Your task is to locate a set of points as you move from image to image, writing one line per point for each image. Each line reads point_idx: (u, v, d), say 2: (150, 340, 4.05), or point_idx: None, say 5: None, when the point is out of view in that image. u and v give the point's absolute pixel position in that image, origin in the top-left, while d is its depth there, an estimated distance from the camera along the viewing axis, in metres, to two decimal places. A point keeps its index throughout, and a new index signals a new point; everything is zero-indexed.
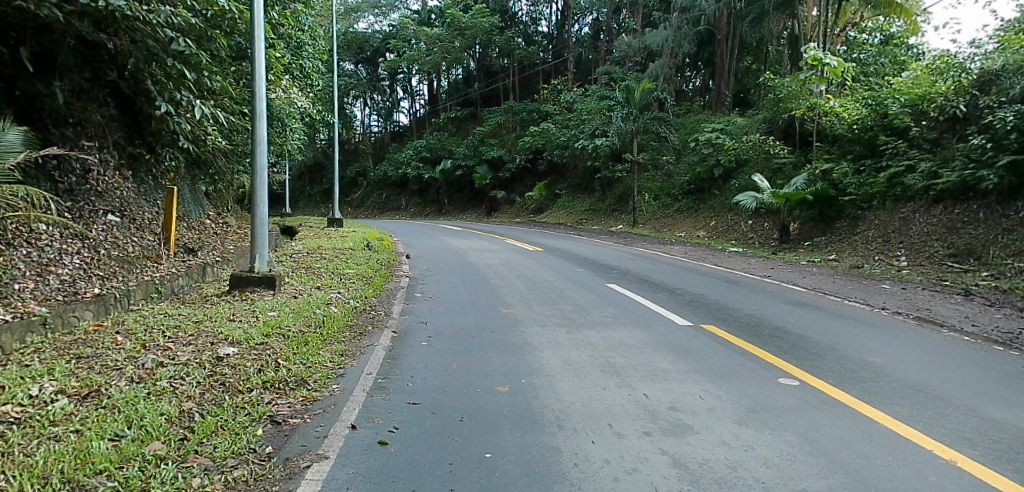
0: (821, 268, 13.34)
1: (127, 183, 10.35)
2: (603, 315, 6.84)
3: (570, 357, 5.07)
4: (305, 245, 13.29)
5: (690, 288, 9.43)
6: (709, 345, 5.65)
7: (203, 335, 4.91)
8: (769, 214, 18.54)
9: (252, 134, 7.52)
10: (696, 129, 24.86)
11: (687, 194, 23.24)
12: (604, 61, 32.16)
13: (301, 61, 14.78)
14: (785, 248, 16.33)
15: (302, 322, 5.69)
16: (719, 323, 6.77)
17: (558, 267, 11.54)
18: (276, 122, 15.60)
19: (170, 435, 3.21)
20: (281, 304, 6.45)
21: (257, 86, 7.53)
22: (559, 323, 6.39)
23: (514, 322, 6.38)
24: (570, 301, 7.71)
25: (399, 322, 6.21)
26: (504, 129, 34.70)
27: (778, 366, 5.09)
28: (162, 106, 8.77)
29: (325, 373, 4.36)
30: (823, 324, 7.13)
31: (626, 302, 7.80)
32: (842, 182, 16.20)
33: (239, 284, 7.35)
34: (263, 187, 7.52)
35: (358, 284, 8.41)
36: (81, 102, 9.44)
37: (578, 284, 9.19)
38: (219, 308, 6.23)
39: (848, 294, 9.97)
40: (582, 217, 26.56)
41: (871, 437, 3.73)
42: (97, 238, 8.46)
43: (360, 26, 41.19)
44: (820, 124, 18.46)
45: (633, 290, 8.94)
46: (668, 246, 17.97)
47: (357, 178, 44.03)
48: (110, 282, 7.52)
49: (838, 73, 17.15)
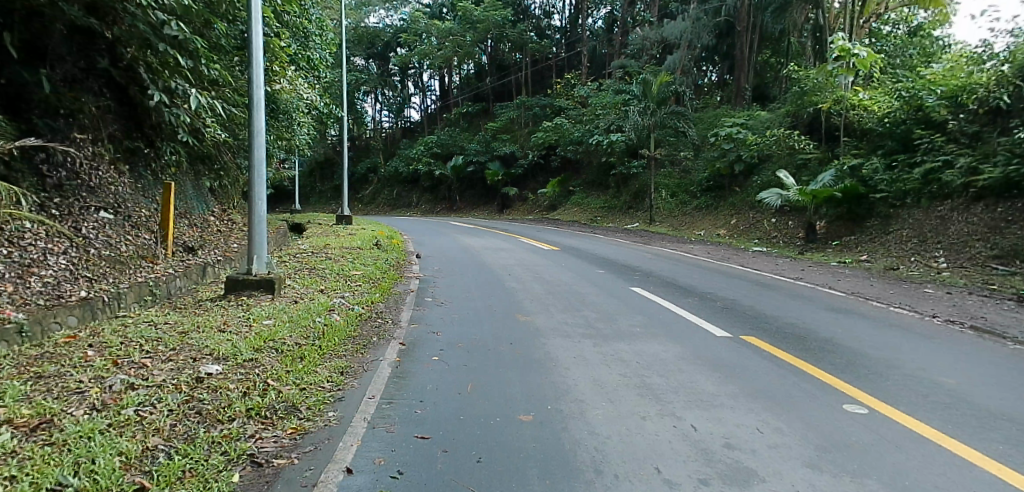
0: (854, 270, 12.60)
1: (122, 178, 9.85)
2: (632, 325, 6.20)
3: (601, 376, 4.45)
4: (312, 243, 12.74)
5: (719, 292, 8.77)
6: (755, 361, 5.00)
7: (186, 348, 4.33)
8: (794, 213, 17.78)
9: (250, 125, 6.94)
10: (715, 124, 24.06)
11: (706, 191, 22.48)
12: (619, 54, 31.48)
13: (308, 51, 14.22)
14: (813, 248, 15.58)
15: (298, 333, 5.08)
16: (761, 334, 6.12)
17: (576, 268, 10.89)
18: (283, 116, 15.00)
19: (123, 484, 2.62)
20: (277, 312, 5.87)
21: (255, 72, 6.96)
22: (584, 335, 5.75)
23: (535, 332, 5.76)
24: (593, 307, 7.07)
25: (407, 332, 5.60)
26: (516, 124, 34.13)
27: (843, 390, 4.42)
28: (156, 95, 8.19)
29: (321, 397, 3.76)
30: (874, 335, 6.43)
31: (655, 308, 7.16)
32: (873, 179, 15.40)
33: (234, 287, 6.79)
34: (262, 182, 6.94)
35: (364, 287, 7.84)
36: (74, 92, 8.93)
37: (600, 287, 8.55)
38: (209, 316, 5.67)
39: (892, 299, 9.22)
40: (597, 214, 25.84)
41: (976, 486, 3.07)
42: (88, 236, 7.94)
43: (372, 20, 40.66)
44: (847, 118, 17.68)
45: (660, 294, 8.29)
46: (689, 245, 17.28)
47: (368, 175, 43.57)
48: (97, 285, 6.98)
49: (867, 63, 16.58)
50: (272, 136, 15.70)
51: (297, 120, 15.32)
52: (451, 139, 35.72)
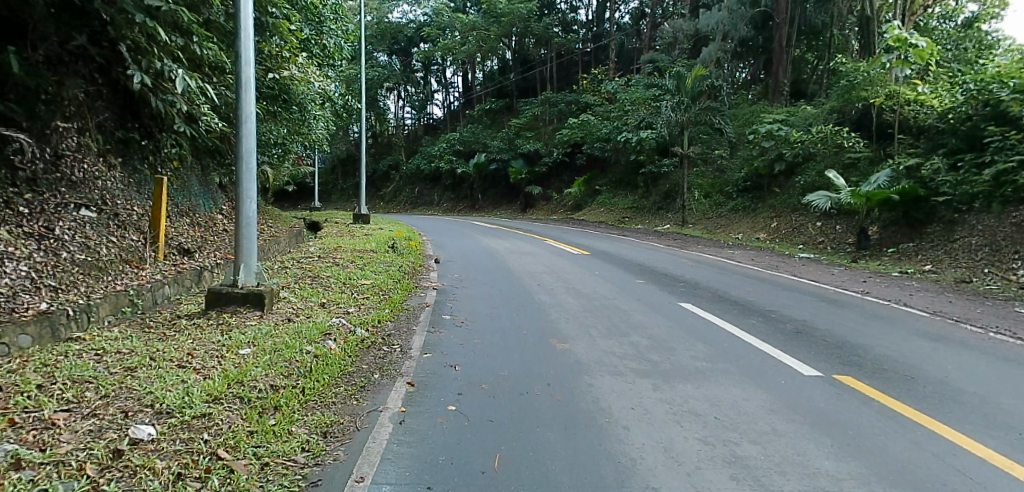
0: (921, 282, 11.24)
1: (112, 172, 8.83)
2: (693, 359, 5.05)
3: (674, 444, 3.37)
4: (323, 246, 11.72)
5: (783, 311, 7.54)
6: (871, 427, 3.82)
7: (119, 396, 3.31)
8: (843, 217, 16.35)
9: (238, 111, 5.93)
10: (753, 121, 22.65)
11: (742, 192, 21.07)
12: (648, 49, 30.15)
13: (323, 38, 13.08)
14: (866, 255, 14.19)
15: (279, 369, 4.03)
16: (860, 377, 4.95)
17: (612, 277, 9.71)
18: (296, 107, 13.56)
19: None
20: (262, 337, 4.84)
21: (244, 49, 5.92)
22: (636, 372, 4.63)
23: (577, 367, 4.68)
24: (640, 330, 5.93)
25: (416, 365, 4.55)
26: (541, 121, 32.94)
27: (1012, 475, 3.24)
28: (137, 76, 7.13)
29: (287, 484, 2.71)
30: (997, 375, 5.18)
31: (716, 332, 6.01)
32: (935, 180, 13.91)
33: (217, 302, 5.79)
34: (252, 178, 5.94)
35: (372, 300, 6.79)
36: (58, 76, 8.04)
37: (644, 303, 7.39)
38: (175, 341, 4.63)
39: (986, 321, 7.86)
40: (625, 215, 24.53)
41: None
42: (62, 237, 6.94)
43: (395, 15, 39.75)
44: (901, 114, 16.22)
45: (716, 313, 7.10)
46: (729, 250, 15.97)
47: (388, 173, 42.64)
48: (63, 295, 5.97)
49: (926, 54, 14.72)
50: (288, 131, 14.72)
51: (314, 115, 14.33)
52: (473, 136, 34.73)
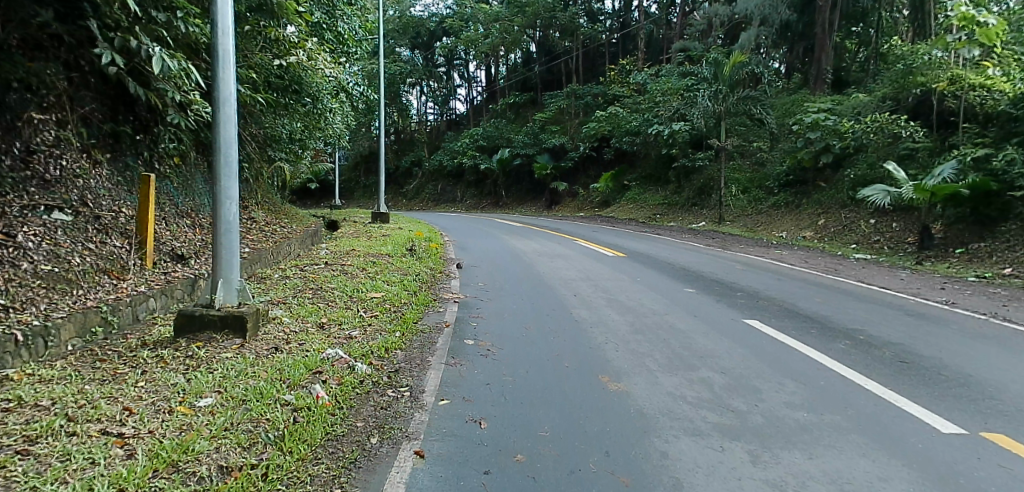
0: (1011, 290, 9.75)
1: (98, 169, 7.91)
2: (790, 407, 3.87)
3: None
4: (335, 249, 10.71)
5: (871, 331, 6.27)
6: None
7: None
8: (901, 214, 14.85)
9: (214, 92, 4.88)
10: (795, 110, 21.09)
11: (784, 187, 19.55)
12: (679, 39, 28.60)
13: (335, 22, 11.95)
14: (931, 255, 12.66)
15: (238, 435, 2.95)
16: (1016, 432, 3.71)
17: (657, 284, 8.51)
18: (309, 99, 12.49)
19: None
20: (236, 377, 3.79)
21: (222, 14, 4.86)
22: (720, 429, 3.49)
23: (640, 423, 3.52)
24: (710, 362, 4.76)
25: (430, 421, 3.44)
26: (566, 114, 31.65)
27: None
28: (104, 56, 6.14)
29: None
30: None
31: (805, 365, 4.80)
32: (1010, 173, 12.36)
33: (190, 328, 4.78)
34: (230, 171, 4.91)
35: (380, 319, 5.72)
36: (35, 62, 7.18)
37: (705, 321, 6.17)
38: (120, 386, 3.59)
39: None
40: (656, 211, 23.13)
41: None
42: (25, 244, 5.96)
43: (417, 8, 38.79)
44: (966, 101, 14.44)
45: (792, 334, 5.85)
46: (776, 250, 14.56)
47: (410, 171, 41.61)
48: (13, 316, 4.98)
49: (997, 33, 12.97)
50: (301, 125, 13.78)
51: (330, 108, 13.27)
52: (496, 130, 33.58)
